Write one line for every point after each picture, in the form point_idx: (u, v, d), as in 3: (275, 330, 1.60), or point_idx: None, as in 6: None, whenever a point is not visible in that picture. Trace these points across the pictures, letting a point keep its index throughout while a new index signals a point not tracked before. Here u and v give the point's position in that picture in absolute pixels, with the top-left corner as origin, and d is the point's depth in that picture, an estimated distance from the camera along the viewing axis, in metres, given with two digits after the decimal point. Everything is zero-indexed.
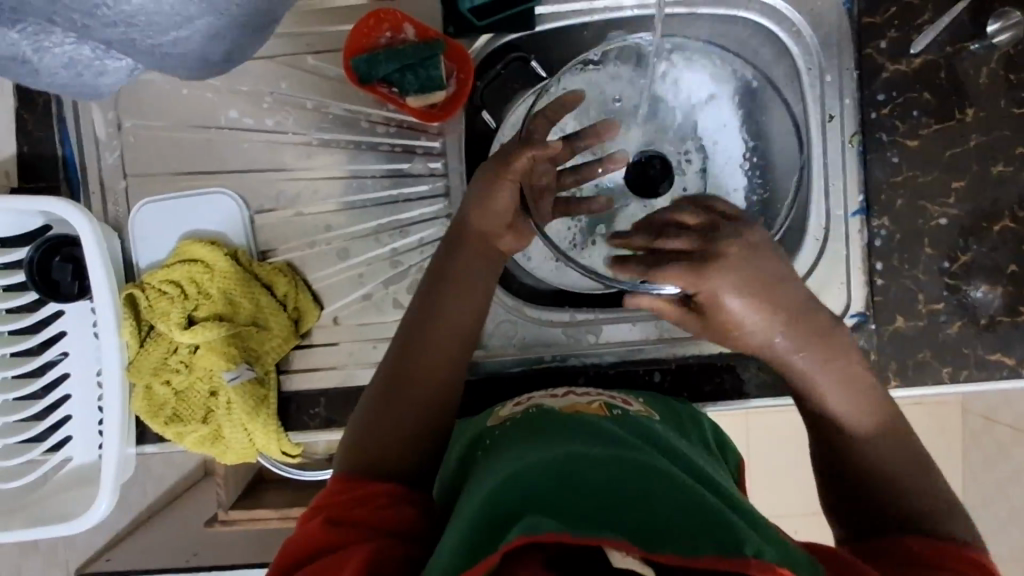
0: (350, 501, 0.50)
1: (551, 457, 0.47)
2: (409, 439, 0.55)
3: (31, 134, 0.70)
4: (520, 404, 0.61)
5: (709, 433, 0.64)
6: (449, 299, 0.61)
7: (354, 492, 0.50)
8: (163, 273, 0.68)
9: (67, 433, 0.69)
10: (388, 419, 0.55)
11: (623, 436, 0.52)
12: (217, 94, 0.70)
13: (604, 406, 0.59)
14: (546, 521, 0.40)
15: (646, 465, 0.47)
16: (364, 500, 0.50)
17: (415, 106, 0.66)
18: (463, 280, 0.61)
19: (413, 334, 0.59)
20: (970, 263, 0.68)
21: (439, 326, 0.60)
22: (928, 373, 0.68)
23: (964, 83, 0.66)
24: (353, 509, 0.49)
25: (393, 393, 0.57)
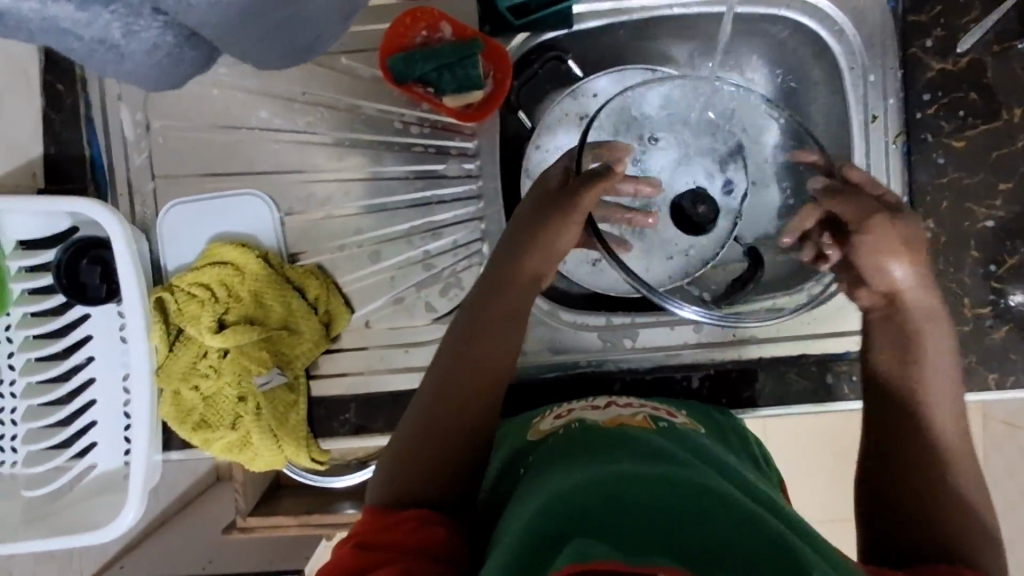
0: (383, 526, 0.47)
1: (601, 479, 0.45)
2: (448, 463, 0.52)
3: (58, 134, 0.69)
4: (560, 418, 0.59)
5: (753, 444, 0.62)
6: (499, 309, 0.59)
7: (387, 516, 0.48)
8: (193, 276, 0.67)
9: (93, 439, 0.68)
10: (445, 423, 0.54)
11: (671, 449, 0.51)
12: (248, 94, 0.69)
13: (649, 419, 0.58)
14: (599, 546, 0.38)
15: (699, 485, 0.45)
16: (400, 524, 0.47)
17: (451, 106, 0.66)
18: (517, 286, 0.60)
19: (463, 336, 0.58)
20: (1016, 266, 0.66)
21: (488, 327, 0.58)
22: (974, 378, 0.67)
23: (1012, 83, 0.65)
24: (387, 532, 0.47)
25: (442, 395, 0.55)
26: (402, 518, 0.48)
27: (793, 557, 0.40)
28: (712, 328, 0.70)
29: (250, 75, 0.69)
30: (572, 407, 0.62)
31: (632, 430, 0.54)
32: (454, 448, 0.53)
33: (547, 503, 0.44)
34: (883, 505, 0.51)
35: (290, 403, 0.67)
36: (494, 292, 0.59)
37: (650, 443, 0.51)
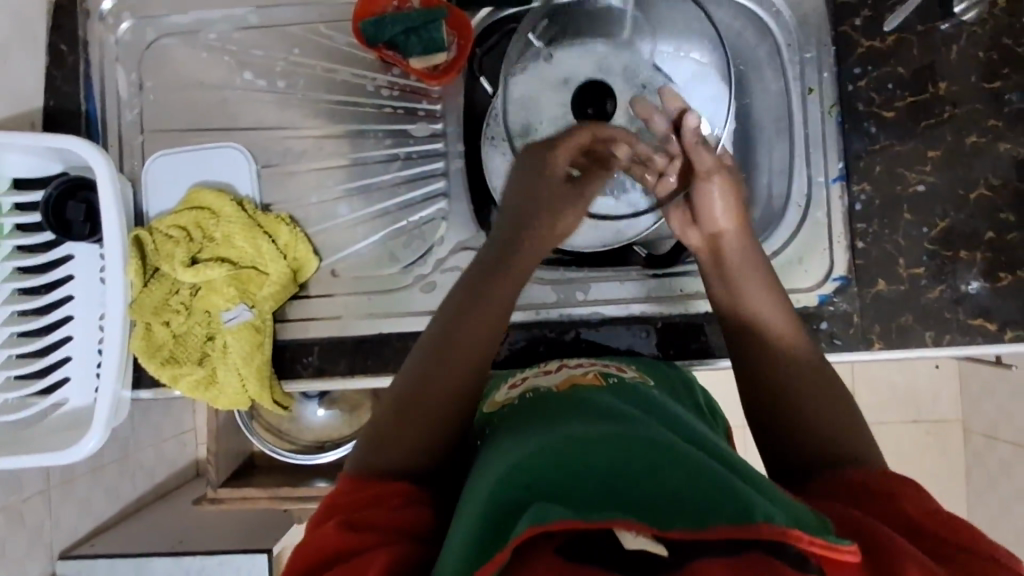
0: (361, 502, 0.49)
1: (553, 442, 0.48)
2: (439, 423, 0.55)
3: (58, 89, 0.75)
4: (516, 387, 0.63)
5: (700, 395, 0.67)
6: (456, 349, 0.57)
7: (367, 494, 0.50)
8: (172, 218, 0.71)
9: (66, 373, 0.71)
10: (410, 435, 0.54)
11: (622, 408, 0.54)
12: (233, 58, 0.75)
13: (600, 375, 0.62)
14: (557, 510, 0.40)
15: (652, 443, 0.47)
16: (390, 495, 0.50)
17: (418, 68, 0.71)
18: (473, 321, 0.59)
19: (413, 392, 0.56)
20: (949, 229, 0.70)
21: (428, 393, 0.56)
22: (911, 336, 0.70)
23: (936, 59, 0.70)
24: (367, 509, 0.49)
25: (380, 446, 0.54)
26: (386, 491, 0.50)
27: (743, 494, 0.42)
28: (660, 283, 0.73)
29: (236, 41, 0.75)
30: (527, 375, 0.66)
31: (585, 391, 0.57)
32: (395, 472, 0.53)
33: (508, 467, 0.46)
34: (763, 419, 0.58)
35: (256, 343, 0.70)
36: (441, 347, 0.58)
37: (607, 404, 0.54)
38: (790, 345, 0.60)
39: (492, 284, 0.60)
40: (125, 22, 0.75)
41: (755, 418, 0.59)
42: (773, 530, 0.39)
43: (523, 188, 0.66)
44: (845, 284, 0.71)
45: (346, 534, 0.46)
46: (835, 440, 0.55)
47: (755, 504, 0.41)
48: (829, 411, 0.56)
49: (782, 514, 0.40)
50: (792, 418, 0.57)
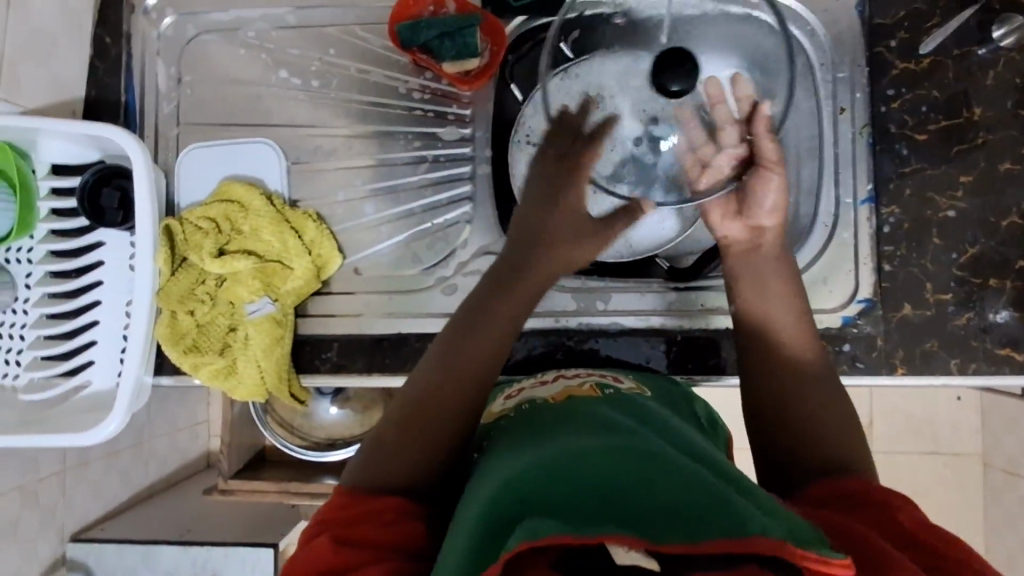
0: (353, 518, 0.49)
1: (547, 455, 0.48)
2: (445, 431, 0.55)
3: (100, 80, 0.77)
4: (511, 398, 0.64)
5: (701, 410, 0.66)
6: (459, 370, 0.58)
7: (361, 510, 0.50)
8: (202, 210, 0.72)
9: (91, 357, 0.73)
10: (411, 454, 0.54)
11: (619, 419, 0.54)
12: (270, 56, 0.77)
13: (595, 386, 0.62)
14: (550, 524, 0.40)
15: (646, 454, 0.47)
16: (384, 510, 0.50)
17: (451, 72, 0.72)
18: (473, 343, 0.60)
19: (411, 411, 0.56)
20: (978, 256, 0.69)
21: (427, 411, 0.56)
22: (936, 363, 0.68)
23: (972, 84, 0.70)
24: (360, 527, 0.49)
25: (381, 463, 0.54)
26: (380, 507, 0.50)
27: (737, 509, 0.42)
28: (680, 296, 0.73)
29: (274, 40, 0.77)
30: (524, 385, 0.66)
31: (582, 401, 0.57)
32: (394, 486, 0.53)
33: (504, 480, 0.46)
34: (762, 428, 0.58)
35: (277, 336, 0.71)
36: (441, 366, 0.58)
37: (603, 415, 0.54)
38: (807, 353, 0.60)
39: (499, 303, 0.62)
40: (168, 17, 0.77)
41: (754, 424, 0.59)
42: (768, 544, 0.39)
43: (540, 215, 0.67)
44: (869, 306, 0.70)
45: (339, 552, 0.46)
46: (835, 450, 0.54)
47: (750, 519, 0.40)
48: (833, 420, 0.56)
49: (778, 529, 0.40)
50: (795, 427, 0.57)
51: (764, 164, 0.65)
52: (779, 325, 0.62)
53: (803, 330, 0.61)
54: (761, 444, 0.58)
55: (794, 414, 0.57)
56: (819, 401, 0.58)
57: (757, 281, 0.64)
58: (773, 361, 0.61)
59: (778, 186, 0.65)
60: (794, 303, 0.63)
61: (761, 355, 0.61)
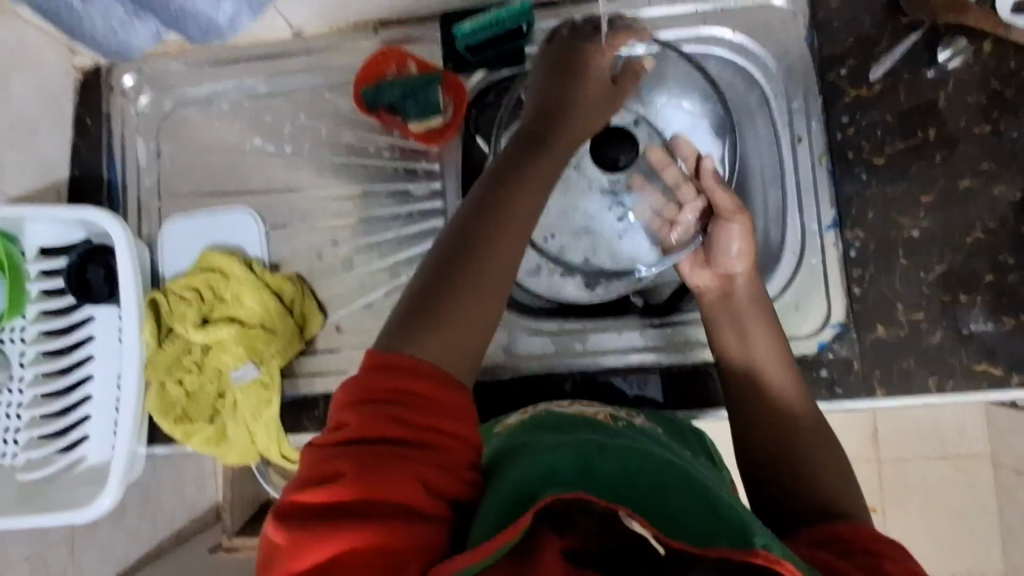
0: (387, 392, 0.47)
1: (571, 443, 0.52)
2: (479, 304, 0.54)
3: (83, 159, 0.79)
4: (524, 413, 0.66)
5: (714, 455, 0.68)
6: (481, 264, 0.55)
7: (391, 382, 0.48)
8: (185, 280, 0.74)
9: (85, 432, 0.75)
10: (449, 309, 0.52)
11: (634, 436, 0.58)
12: (244, 124, 0.80)
13: (609, 416, 0.63)
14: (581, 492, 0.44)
15: (662, 458, 0.52)
16: (430, 404, 0.47)
17: (417, 131, 0.74)
18: (496, 237, 0.56)
19: (433, 306, 0.53)
20: (946, 273, 0.70)
21: (451, 300, 0.53)
22: (914, 382, 0.69)
23: (924, 105, 0.71)
24: (391, 400, 0.47)
25: (405, 343, 0.50)
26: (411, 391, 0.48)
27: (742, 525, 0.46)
28: (657, 333, 0.74)
29: (247, 108, 0.80)
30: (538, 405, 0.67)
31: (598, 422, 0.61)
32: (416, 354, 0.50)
33: (531, 457, 0.51)
34: (754, 453, 0.62)
35: (264, 399, 0.72)
36: (459, 258, 0.55)
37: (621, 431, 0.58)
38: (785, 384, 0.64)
39: (529, 169, 0.60)
40: (145, 95, 0.81)
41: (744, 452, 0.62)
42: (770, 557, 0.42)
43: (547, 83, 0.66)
44: (843, 330, 0.71)
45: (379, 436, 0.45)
46: (824, 482, 0.57)
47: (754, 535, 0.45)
48: (816, 457, 0.59)
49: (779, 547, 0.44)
50: (787, 457, 0.60)
51: (726, 215, 0.69)
52: (771, 364, 0.65)
53: (781, 362, 0.65)
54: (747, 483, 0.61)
55: (781, 446, 0.61)
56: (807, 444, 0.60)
57: (733, 323, 0.67)
58: (764, 387, 0.64)
59: (744, 231, 0.68)
60: (772, 336, 0.66)
61: (750, 388, 0.64)
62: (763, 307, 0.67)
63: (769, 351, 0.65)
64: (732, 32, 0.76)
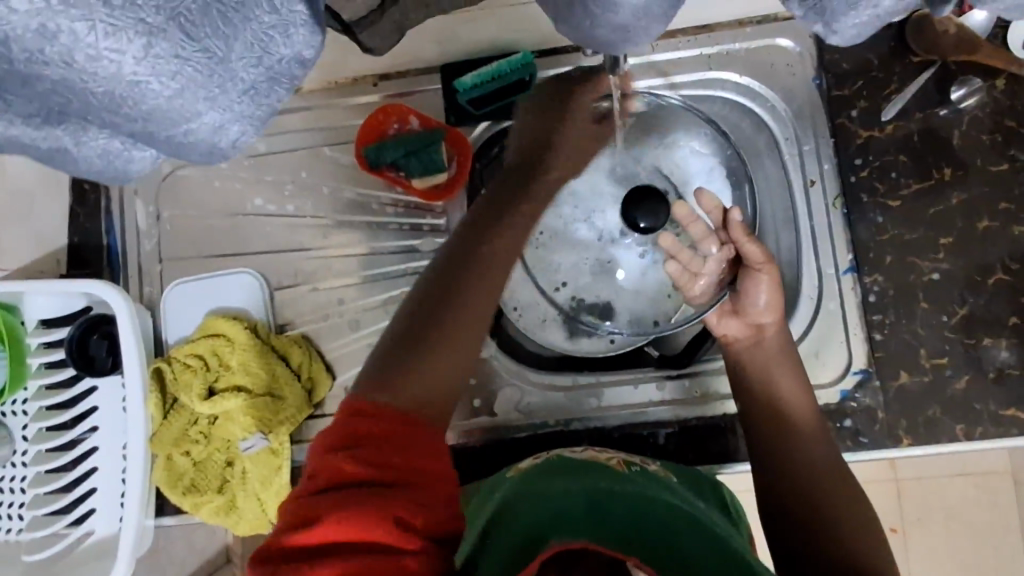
0: (375, 434, 0.43)
1: (577, 488, 0.53)
2: (459, 334, 0.50)
3: (82, 226, 0.77)
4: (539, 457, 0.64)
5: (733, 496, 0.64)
6: (480, 294, 0.52)
7: (377, 426, 0.44)
8: (189, 347, 0.73)
9: (91, 506, 0.73)
10: (432, 340, 0.49)
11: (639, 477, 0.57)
12: (245, 184, 0.78)
13: (623, 461, 0.61)
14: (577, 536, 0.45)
15: (670, 505, 0.53)
16: (424, 455, 0.44)
17: (419, 187, 0.73)
18: (484, 271, 0.53)
19: (416, 344, 0.49)
20: (969, 316, 0.68)
21: (439, 337, 0.50)
22: (941, 430, 0.67)
23: (938, 146, 0.70)
24: (377, 440, 0.43)
25: (381, 393, 0.46)
26: (395, 431, 0.44)
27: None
28: (674, 385, 0.73)
29: (247, 168, 0.78)
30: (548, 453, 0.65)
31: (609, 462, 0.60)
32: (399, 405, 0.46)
33: (536, 500, 0.52)
34: (778, 503, 0.59)
35: (275, 467, 0.71)
36: (448, 294, 0.51)
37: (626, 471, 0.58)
38: (805, 413, 0.62)
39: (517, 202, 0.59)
40: None
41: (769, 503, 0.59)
42: None
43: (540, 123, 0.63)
44: (865, 377, 0.69)
45: (369, 474, 0.41)
46: (854, 538, 0.55)
47: None
48: (844, 505, 0.57)
49: None
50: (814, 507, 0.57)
51: (754, 267, 0.63)
52: (792, 397, 0.63)
53: (807, 401, 0.63)
54: (775, 538, 0.58)
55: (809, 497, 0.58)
56: (836, 494, 0.58)
57: (757, 365, 0.64)
58: (786, 429, 0.62)
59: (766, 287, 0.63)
60: (800, 379, 0.63)
61: (773, 427, 0.62)
62: (790, 357, 0.64)
63: (791, 386, 0.63)
64: (739, 76, 0.74)
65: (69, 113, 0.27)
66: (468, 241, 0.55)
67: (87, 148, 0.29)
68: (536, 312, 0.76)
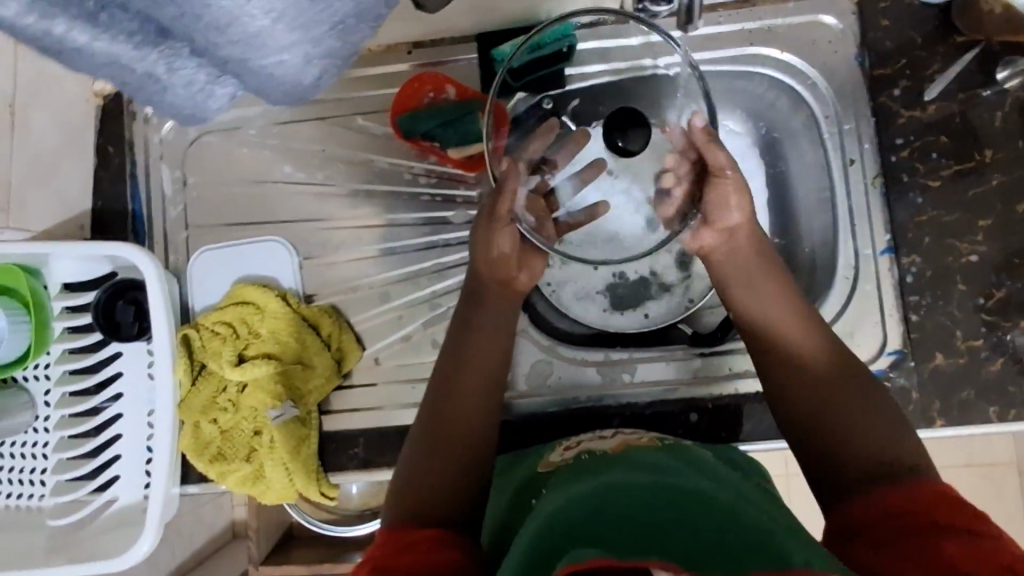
0: (398, 549, 0.51)
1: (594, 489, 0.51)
2: (479, 415, 0.62)
3: (106, 191, 0.76)
4: (568, 451, 0.61)
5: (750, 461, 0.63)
6: (466, 369, 0.63)
7: (402, 542, 0.52)
8: (217, 314, 0.72)
9: (116, 472, 0.72)
10: (456, 420, 0.61)
11: (664, 460, 0.55)
12: (273, 152, 0.77)
13: (654, 438, 0.61)
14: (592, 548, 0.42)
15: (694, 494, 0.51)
16: (426, 545, 0.51)
17: (456, 158, 0.74)
18: (482, 335, 0.65)
19: (443, 408, 0.61)
20: (1005, 299, 0.68)
21: (461, 393, 0.62)
22: (974, 412, 0.67)
23: (980, 127, 0.69)
24: (402, 556, 0.50)
25: (417, 477, 0.58)
26: (414, 538, 0.52)
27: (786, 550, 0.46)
28: (707, 362, 0.72)
29: (276, 136, 0.77)
30: (580, 439, 0.63)
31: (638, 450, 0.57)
32: (434, 501, 0.56)
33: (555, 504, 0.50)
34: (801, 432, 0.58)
35: (303, 436, 0.70)
36: (461, 364, 0.64)
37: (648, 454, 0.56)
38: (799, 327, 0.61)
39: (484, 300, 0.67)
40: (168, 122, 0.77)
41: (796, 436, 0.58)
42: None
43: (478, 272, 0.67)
44: (900, 357, 0.69)
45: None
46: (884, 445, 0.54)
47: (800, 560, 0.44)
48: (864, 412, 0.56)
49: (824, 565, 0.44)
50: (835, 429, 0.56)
51: (715, 173, 0.63)
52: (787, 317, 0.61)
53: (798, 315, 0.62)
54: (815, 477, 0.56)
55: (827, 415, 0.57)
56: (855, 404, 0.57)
57: (752, 284, 0.64)
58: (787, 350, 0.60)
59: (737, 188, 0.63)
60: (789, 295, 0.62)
61: (774, 351, 0.61)
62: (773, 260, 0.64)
63: (784, 306, 0.62)
64: (780, 52, 0.73)
65: (171, 34, 0.31)
66: (464, 330, 0.66)
67: (177, 76, 0.33)
68: (576, 288, 0.78)
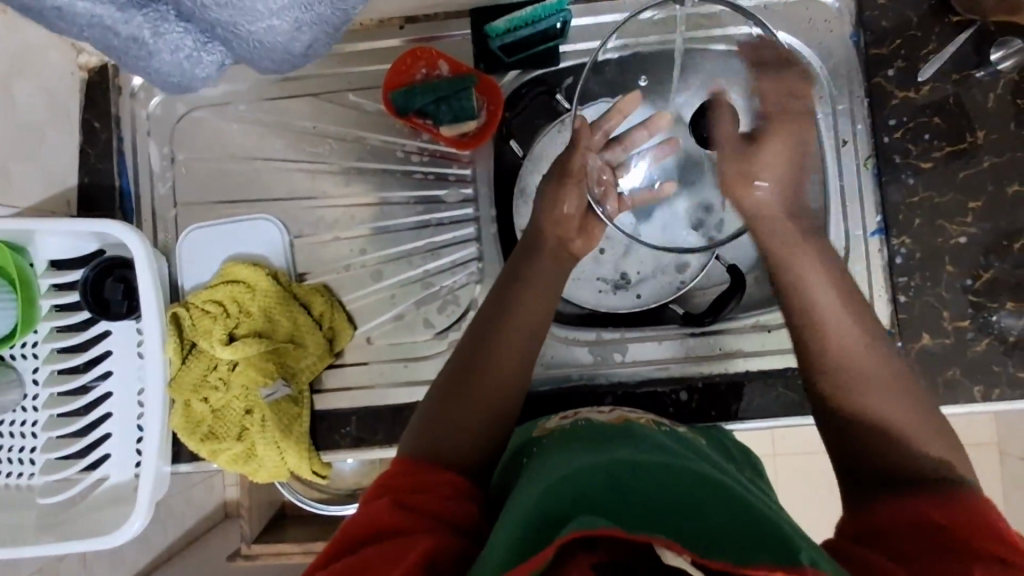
0: (415, 487, 0.50)
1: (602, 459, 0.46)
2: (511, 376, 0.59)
3: (92, 166, 0.75)
4: (568, 416, 0.61)
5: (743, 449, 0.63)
6: (505, 326, 0.60)
7: (415, 480, 0.51)
8: (207, 293, 0.71)
9: (107, 450, 0.72)
10: (488, 379, 0.58)
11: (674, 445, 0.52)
12: (263, 128, 0.76)
13: (654, 420, 0.60)
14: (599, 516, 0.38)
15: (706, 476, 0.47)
16: (432, 500, 0.49)
17: (448, 135, 0.71)
18: (531, 300, 0.62)
19: (480, 365, 0.58)
20: (993, 280, 0.68)
21: (496, 350, 0.59)
22: (960, 391, 0.68)
23: (973, 109, 0.69)
24: (415, 494, 0.49)
25: (439, 426, 0.56)
26: (429, 482, 0.50)
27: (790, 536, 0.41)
28: (699, 341, 0.73)
29: (266, 111, 0.76)
30: (580, 410, 0.62)
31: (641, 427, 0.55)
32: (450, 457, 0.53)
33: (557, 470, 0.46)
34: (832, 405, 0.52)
35: (294, 415, 0.70)
36: (498, 323, 0.60)
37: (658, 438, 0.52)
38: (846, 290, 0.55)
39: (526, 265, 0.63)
40: (155, 96, 0.76)
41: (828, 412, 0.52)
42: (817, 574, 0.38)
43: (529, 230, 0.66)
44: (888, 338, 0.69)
45: (395, 514, 0.47)
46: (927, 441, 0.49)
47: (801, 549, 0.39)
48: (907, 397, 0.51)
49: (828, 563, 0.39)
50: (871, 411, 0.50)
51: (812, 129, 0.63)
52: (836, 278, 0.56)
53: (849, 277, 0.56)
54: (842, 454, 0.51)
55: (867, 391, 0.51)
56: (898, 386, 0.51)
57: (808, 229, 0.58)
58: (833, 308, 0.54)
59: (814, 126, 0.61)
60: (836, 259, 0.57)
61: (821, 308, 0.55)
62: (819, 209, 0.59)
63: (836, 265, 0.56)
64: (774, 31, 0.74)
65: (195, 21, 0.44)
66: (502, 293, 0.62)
67: (168, 40, 0.46)
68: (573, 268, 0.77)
